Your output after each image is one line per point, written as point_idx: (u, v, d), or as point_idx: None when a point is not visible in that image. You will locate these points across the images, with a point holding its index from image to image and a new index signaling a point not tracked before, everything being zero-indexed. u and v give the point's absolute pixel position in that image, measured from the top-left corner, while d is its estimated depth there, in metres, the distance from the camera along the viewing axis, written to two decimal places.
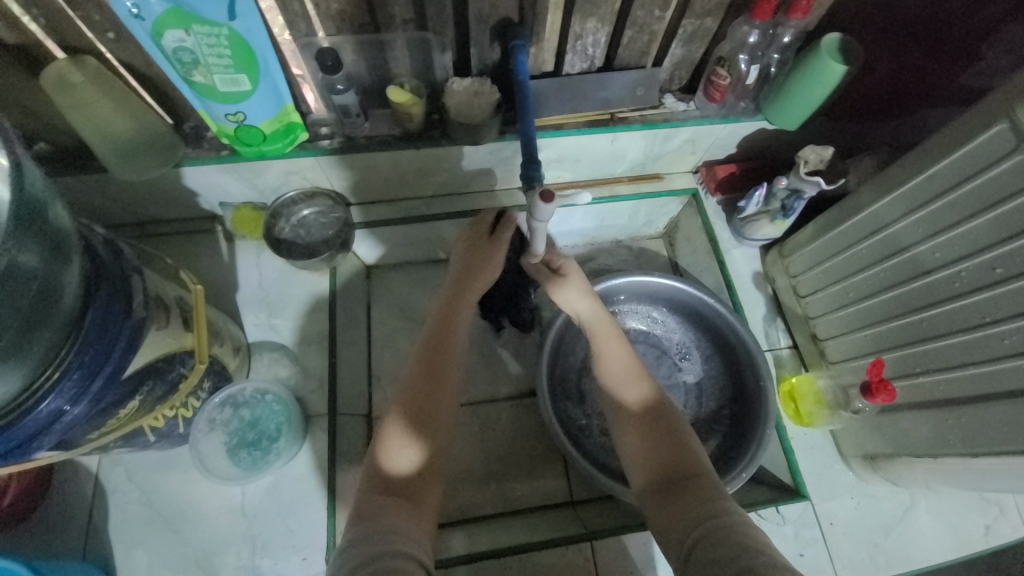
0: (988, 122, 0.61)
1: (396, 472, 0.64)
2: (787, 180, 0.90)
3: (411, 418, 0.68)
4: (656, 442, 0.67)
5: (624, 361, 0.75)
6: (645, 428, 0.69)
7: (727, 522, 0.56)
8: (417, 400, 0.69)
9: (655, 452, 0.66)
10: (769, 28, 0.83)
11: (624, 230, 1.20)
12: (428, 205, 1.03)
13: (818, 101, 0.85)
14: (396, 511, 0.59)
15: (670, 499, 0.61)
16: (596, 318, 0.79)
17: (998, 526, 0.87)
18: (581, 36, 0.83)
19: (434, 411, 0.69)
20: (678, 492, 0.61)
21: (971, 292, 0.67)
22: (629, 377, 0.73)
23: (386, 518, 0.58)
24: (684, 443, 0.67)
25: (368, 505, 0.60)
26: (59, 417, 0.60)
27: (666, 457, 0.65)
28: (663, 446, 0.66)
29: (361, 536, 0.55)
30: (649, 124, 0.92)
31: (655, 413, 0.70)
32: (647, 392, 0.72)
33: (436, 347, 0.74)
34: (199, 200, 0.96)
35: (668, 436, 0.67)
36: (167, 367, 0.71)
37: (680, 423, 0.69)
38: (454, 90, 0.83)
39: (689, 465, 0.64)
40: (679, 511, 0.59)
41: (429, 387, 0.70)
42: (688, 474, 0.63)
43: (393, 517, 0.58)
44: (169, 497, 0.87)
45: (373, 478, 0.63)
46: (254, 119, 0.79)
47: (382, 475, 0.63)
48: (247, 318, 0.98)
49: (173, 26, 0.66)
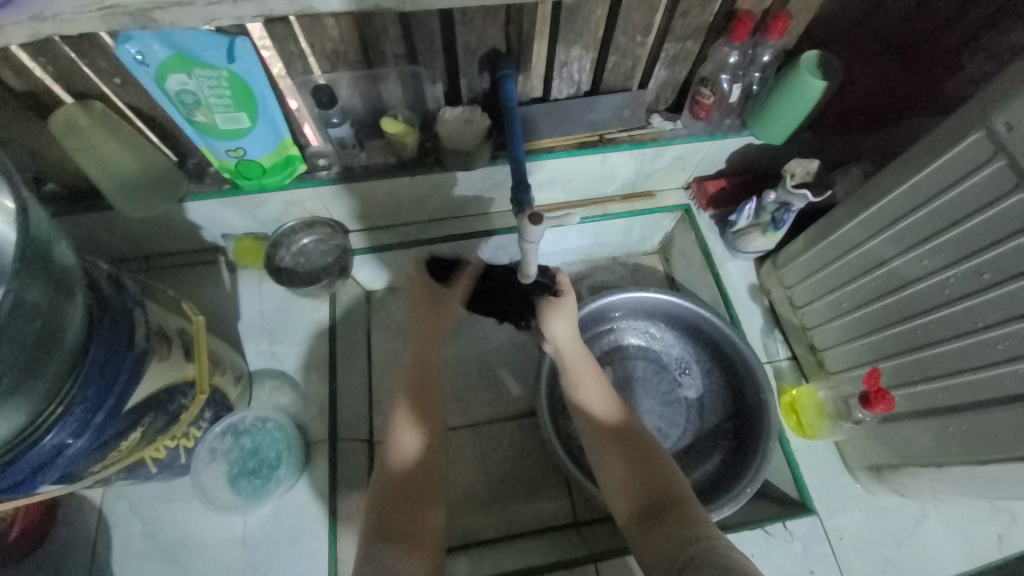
0: (965, 131, 0.62)
1: (391, 516, 0.68)
2: (776, 194, 0.92)
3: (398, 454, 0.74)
4: (633, 470, 0.69)
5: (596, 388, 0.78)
6: (623, 458, 0.71)
7: (705, 544, 0.58)
8: (406, 439, 0.75)
9: (634, 478, 0.68)
10: (748, 48, 0.86)
11: (619, 248, 1.21)
12: (425, 229, 1.06)
13: (801, 116, 0.87)
14: (397, 551, 0.64)
15: (654, 525, 0.63)
16: (569, 349, 0.83)
17: (1012, 535, 0.84)
18: (566, 63, 0.86)
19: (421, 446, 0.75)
20: (660, 516, 0.64)
21: (961, 299, 0.67)
22: (603, 405, 0.77)
23: (388, 551, 0.63)
24: (664, 468, 0.69)
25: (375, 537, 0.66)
26: (63, 450, 0.62)
27: (645, 485, 0.67)
28: (642, 473, 0.68)
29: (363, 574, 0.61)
30: (637, 143, 0.95)
31: (631, 440, 0.72)
32: (622, 417, 0.75)
33: (419, 388, 0.80)
34: (202, 233, 0.99)
35: (646, 463, 0.69)
36: (169, 399, 0.72)
37: (656, 449, 0.71)
38: (445, 119, 0.86)
39: (669, 490, 0.66)
40: (663, 536, 0.61)
41: (412, 423, 0.76)
42: (670, 499, 0.65)
43: (397, 556, 0.63)
44: (171, 528, 0.87)
45: (374, 519, 0.68)
46: (254, 154, 0.82)
47: (380, 522, 0.68)
48: (249, 347, 1.00)
49: (176, 70, 0.69)
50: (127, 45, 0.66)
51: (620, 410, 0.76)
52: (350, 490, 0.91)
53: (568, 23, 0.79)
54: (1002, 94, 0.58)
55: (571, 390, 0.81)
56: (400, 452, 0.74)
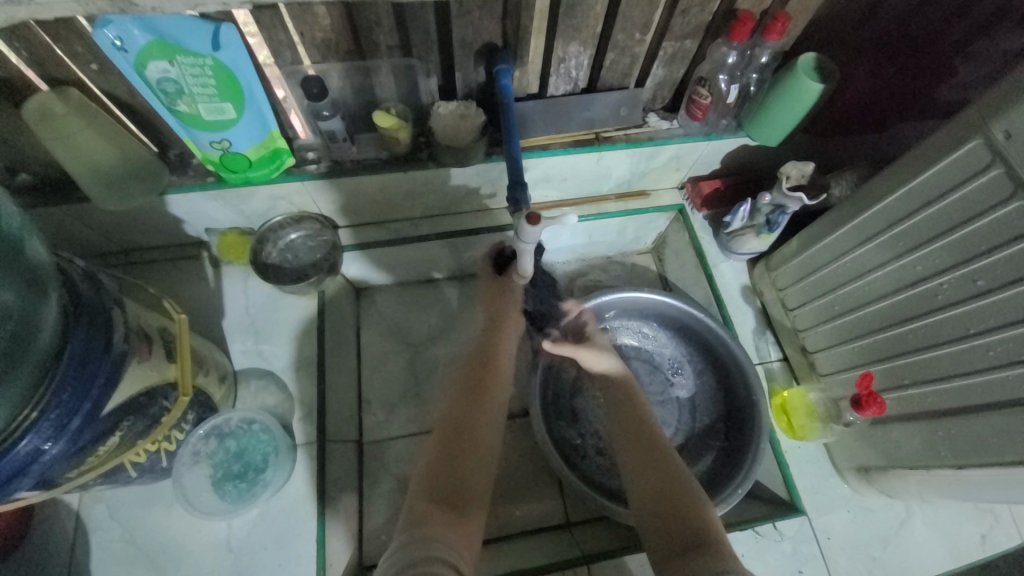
0: (963, 138, 0.63)
1: (445, 478, 0.66)
2: (770, 196, 0.91)
3: (458, 425, 0.72)
4: (671, 506, 0.66)
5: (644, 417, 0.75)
6: (660, 492, 0.67)
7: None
8: (462, 418, 0.72)
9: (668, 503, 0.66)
10: (747, 49, 0.85)
11: (613, 247, 1.20)
12: (417, 226, 1.03)
13: (798, 118, 0.87)
14: (442, 521, 0.59)
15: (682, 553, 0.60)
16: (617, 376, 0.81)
17: (994, 535, 0.87)
18: (564, 59, 0.85)
19: (477, 423, 0.72)
20: (694, 554, 0.59)
21: (954, 304, 0.68)
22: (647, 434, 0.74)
23: (426, 526, 0.58)
24: (701, 508, 0.65)
25: (416, 517, 0.60)
26: (38, 457, 0.59)
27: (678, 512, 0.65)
28: (678, 511, 0.65)
29: (406, 540, 0.56)
30: (633, 142, 0.93)
31: (672, 479, 0.68)
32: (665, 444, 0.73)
33: (478, 366, 0.78)
34: (184, 227, 0.95)
35: (683, 502, 0.66)
36: (149, 402, 0.70)
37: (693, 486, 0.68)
38: (440, 114, 0.83)
39: (705, 531, 0.62)
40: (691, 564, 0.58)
41: (474, 402, 0.74)
42: (705, 540, 0.61)
43: (439, 525, 0.59)
44: (152, 533, 0.84)
45: (427, 480, 0.66)
46: (240, 146, 0.79)
47: (433, 479, 0.66)
48: (234, 345, 0.97)
49: (156, 57, 0.66)
50: (105, 29, 0.62)
51: (661, 437, 0.74)
52: (340, 492, 0.89)
53: (567, 18, 0.78)
54: (1003, 102, 0.58)
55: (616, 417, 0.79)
56: (455, 428, 0.71)
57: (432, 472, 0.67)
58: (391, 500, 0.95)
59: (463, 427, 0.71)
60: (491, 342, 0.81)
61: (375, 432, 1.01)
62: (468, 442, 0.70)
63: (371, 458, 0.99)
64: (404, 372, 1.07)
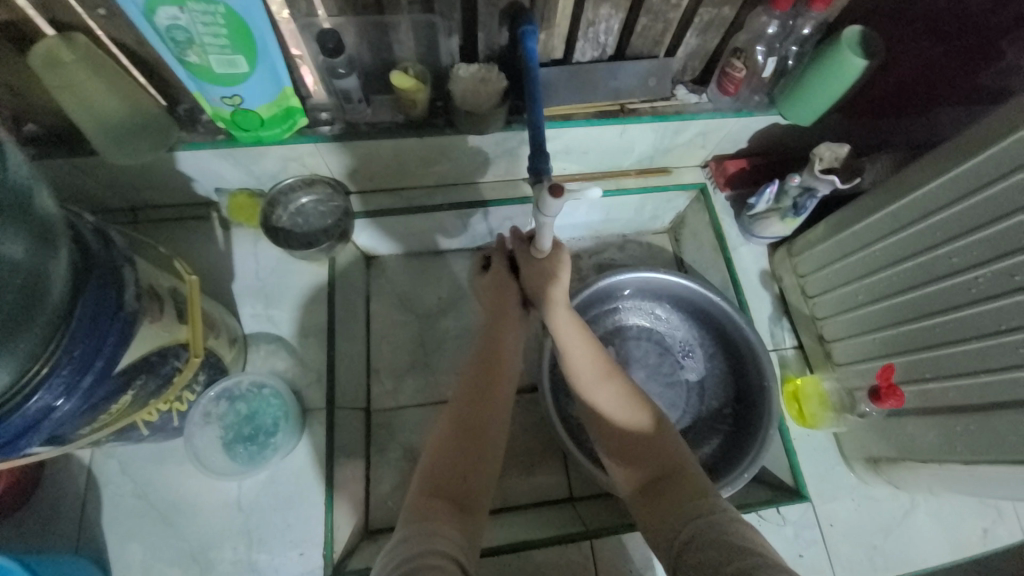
0: (1015, 125, 0.59)
1: (447, 469, 0.63)
2: (800, 177, 0.87)
3: (463, 415, 0.68)
4: (636, 446, 0.67)
5: (595, 373, 0.71)
6: (623, 433, 0.68)
7: (710, 521, 0.56)
8: (464, 407, 0.68)
9: (637, 453, 0.66)
10: (789, 19, 0.80)
11: (629, 225, 1.17)
12: (430, 195, 1.00)
13: (836, 96, 0.82)
14: (443, 515, 0.57)
15: (655, 501, 0.62)
16: (558, 320, 0.73)
17: (995, 529, 0.87)
18: (593, 23, 0.80)
19: (486, 415, 0.68)
20: (662, 490, 0.62)
21: (988, 299, 0.66)
22: (597, 377, 0.71)
23: (429, 521, 0.56)
24: (667, 440, 0.66)
25: (415, 507, 0.59)
26: (49, 413, 0.58)
27: (646, 460, 0.65)
28: (644, 451, 0.66)
29: (406, 536, 0.54)
30: (660, 115, 0.89)
31: (634, 419, 0.68)
32: (627, 396, 0.70)
33: (486, 356, 0.74)
34: (194, 186, 0.93)
35: (646, 438, 0.67)
36: (162, 361, 0.69)
37: (653, 419, 0.68)
38: (459, 77, 0.79)
39: (671, 463, 0.64)
40: (666, 512, 0.60)
41: (482, 387, 0.70)
42: (672, 471, 0.63)
43: (441, 520, 0.57)
44: (163, 490, 0.85)
45: (428, 469, 0.64)
46: (252, 103, 0.76)
47: (435, 468, 0.63)
48: (244, 309, 0.96)
49: (166, 3, 0.62)
50: None
51: (613, 374, 0.71)
52: (347, 460, 0.90)
53: None
54: None
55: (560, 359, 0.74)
56: (461, 416, 0.67)
57: (427, 462, 0.64)
58: (398, 468, 0.96)
59: (470, 416, 0.67)
60: (500, 330, 0.76)
61: (382, 401, 1.01)
62: (475, 430, 0.66)
63: (380, 426, 0.99)
64: (413, 343, 1.07)
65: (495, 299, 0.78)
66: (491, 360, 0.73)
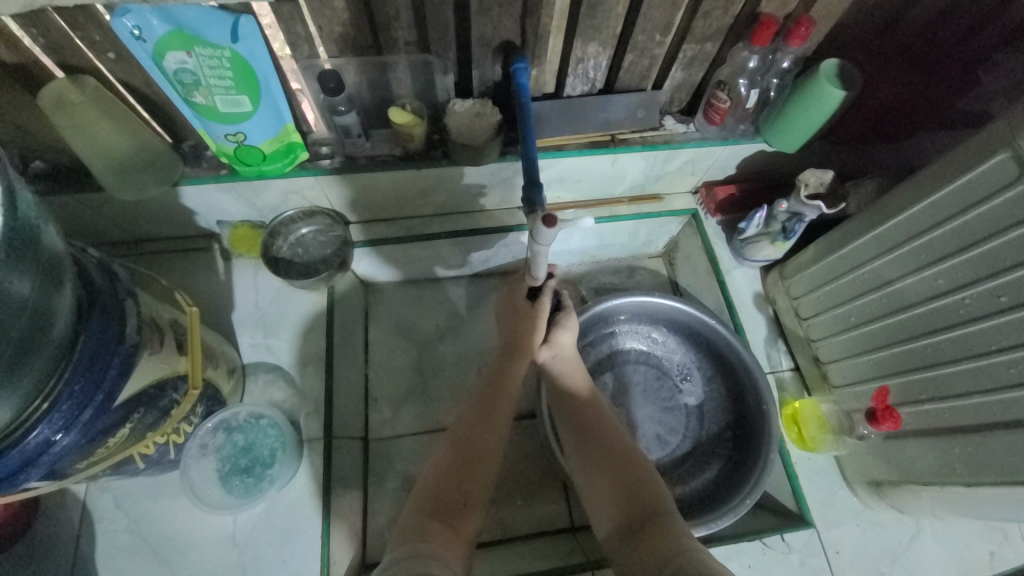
0: (988, 152, 0.61)
1: (445, 496, 0.65)
2: (787, 203, 0.91)
3: (465, 440, 0.70)
4: (620, 486, 0.69)
5: (590, 417, 0.78)
6: (610, 474, 0.71)
7: (690, 558, 0.55)
8: (465, 430, 0.71)
9: (621, 495, 0.68)
10: (769, 54, 0.84)
11: (624, 250, 1.19)
12: (428, 224, 1.03)
13: (817, 124, 0.85)
14: (436, 538, 0.59)
15: (637, 537, 0.62)
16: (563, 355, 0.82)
17: (1002, 552, 0.86)
18: (582, 60, 0.84)
19: (485, 448, 0.70)
20: (643, 530, 0.63)
21: (976, 320, 0.67)
22: (592, 420, 0.78)
23: (423, 542, 0.58)
24: (651, 483, 0.69)
25: (408, 532, 0.59)
26: (48, 447, 0.58)
27: (628, 501, 0.67)
28: (627, 491, 0.68)
29: (399, 557, 0.55)
30: (650, 145, 0.92)
31: (621, 461, 0.72)
32: (616, 441, 0.75)
33: (490, 387, 0.76)
34: (196, 219, 0.95)
35: (632, 478, 0.69)
36: (160, 394, 0.70)
37: (639, 462, 0.72)
38: (455, 112, 0.83)
39: (654, 505, 0.66)
40: (646, 551, 0.60)
41: (480, 419, 0.72)
42: (653, 511, 0.65)
43: (432, 544, 0.58)
44: (158, 525, 0.84)
45: (424, 497, 0.65)
46: (254, 139, 0.78)
47: (435, 490, 0.65)
48: (243, 338, 0.97)
49: (174, 48, 0.66)
50: (124, 18, 0.62)
51: (607, 422, 0.77)
52: (344, 490, 0.89)
53: (588, 18, 0.77)
54: None
55: (565, 400, 0.82)
56: (463, 441, 0.70)
57: (426, 485, 0.66)
58: (396, 499, 0.95)
59: (470, 442, 0.70)
60: (507, 360, 0.78)
61: (381, 430, 1.01)
62: (475, 457, 0.69)
63: (378, 456, 0.99)
64: (411, 370, 1.07)
65: (509, 334, 0.79)
66: (494, 392, 0.75)
